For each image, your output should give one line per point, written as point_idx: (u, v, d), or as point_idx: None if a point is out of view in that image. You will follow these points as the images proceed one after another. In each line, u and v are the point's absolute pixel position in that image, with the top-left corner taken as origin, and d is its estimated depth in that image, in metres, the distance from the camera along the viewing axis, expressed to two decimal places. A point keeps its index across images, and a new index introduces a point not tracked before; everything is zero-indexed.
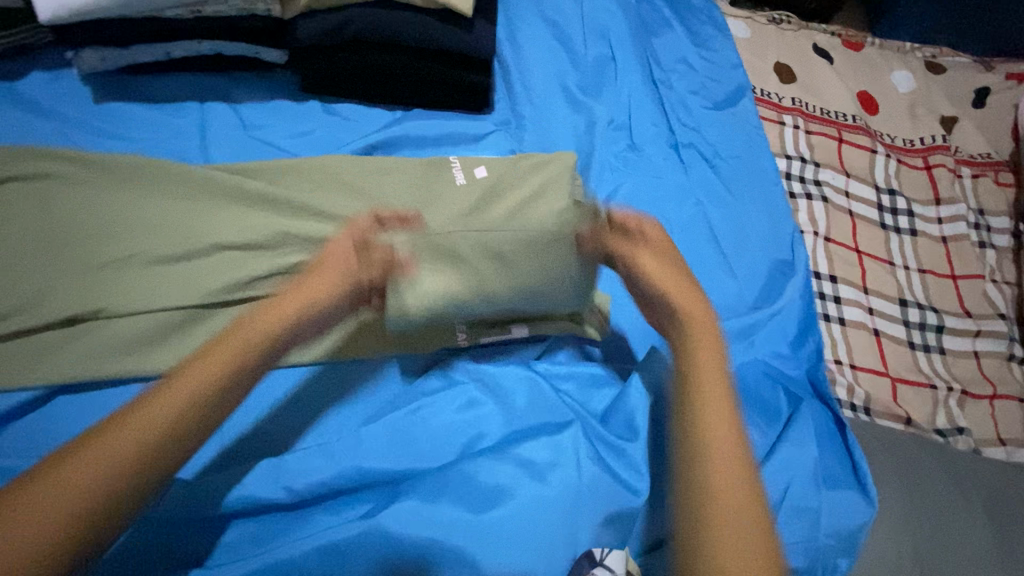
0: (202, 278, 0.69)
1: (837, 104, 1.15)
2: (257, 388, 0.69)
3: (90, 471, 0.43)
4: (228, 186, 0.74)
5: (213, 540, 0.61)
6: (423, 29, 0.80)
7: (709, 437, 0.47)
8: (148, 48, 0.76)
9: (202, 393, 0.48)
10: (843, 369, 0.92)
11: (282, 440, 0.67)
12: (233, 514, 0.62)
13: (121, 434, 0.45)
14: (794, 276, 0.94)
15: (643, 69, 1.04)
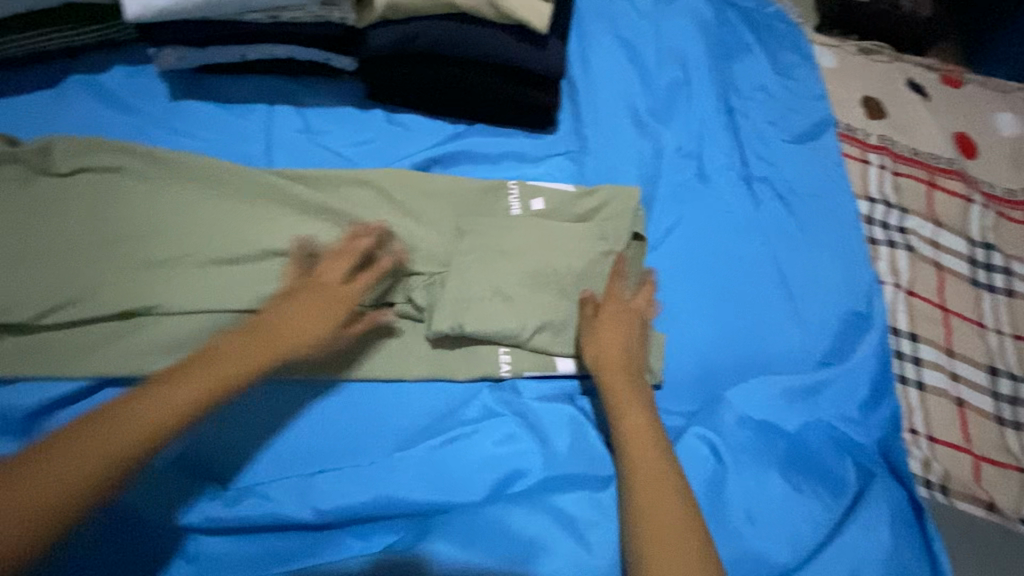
0: (253, 284, 0.68)
1: (930, 144, 1.06)
2: (296, 399, 0.68)
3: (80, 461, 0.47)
4: (287, 191, 0.74)
5: (237, 552, 0.60)
6: (495, 46, 0.77)
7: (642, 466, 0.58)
8: (224, 50, 0.77)
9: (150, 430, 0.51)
10: (918, 440, 0.84)
11: (314, 457, 0.65)
12: (256, 529, 0.60)
13: (102, 434, 0.49)
14: (870, 332, 0.86)
15: (718, 95, 0.98)
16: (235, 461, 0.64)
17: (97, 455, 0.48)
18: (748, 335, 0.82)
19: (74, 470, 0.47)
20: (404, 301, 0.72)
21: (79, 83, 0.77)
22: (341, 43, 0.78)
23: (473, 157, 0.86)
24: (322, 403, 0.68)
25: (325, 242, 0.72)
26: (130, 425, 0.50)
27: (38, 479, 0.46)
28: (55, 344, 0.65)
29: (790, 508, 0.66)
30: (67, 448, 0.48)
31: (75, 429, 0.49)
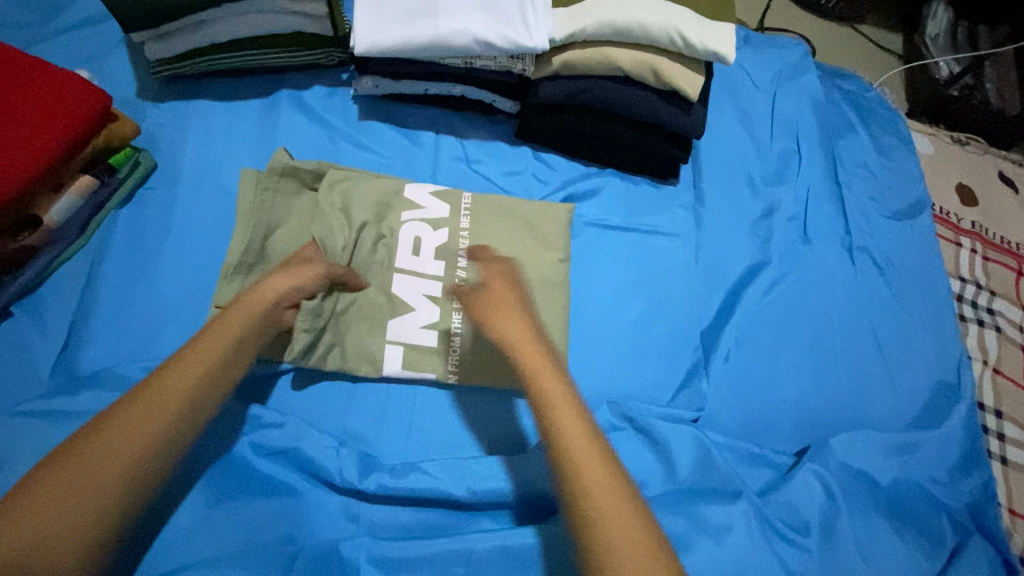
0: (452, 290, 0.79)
1: (1018, 235, 1.13)
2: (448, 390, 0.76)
3: (103, 464, 0.47)
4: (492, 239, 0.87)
5: (395, 517, 0.66)
6: (649, 106, 0.88)
7: (561, 426, 0.56)
8: (412, 84, 0.90)
9: (161, 425, 0.51)
10: (1001, 511, 0.88)
11: (464, 445, 0.73)
12: (415, 499, 0.67)
13: (118, 429, 0.49)
14: (960, 403, 0.91)
15: (826, 168, 1.07)
16: (395, 436, 0.73)
17: (115, 450, 0.48)
18: (845, 390, 0.88)
19: (91, 479, 0.46)
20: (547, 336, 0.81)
21: (287, 95, 0.89)
22: (512, 88, 0.91)
23: (607, 197, 0.96)
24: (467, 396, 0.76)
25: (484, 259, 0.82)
26: (135, 432, 0.50)
27: (51, 488, 0.45)
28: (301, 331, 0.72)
29: (894, 553, 0.71)
30: (72, 460, 0.47)
31: (86, 436, 0.49)
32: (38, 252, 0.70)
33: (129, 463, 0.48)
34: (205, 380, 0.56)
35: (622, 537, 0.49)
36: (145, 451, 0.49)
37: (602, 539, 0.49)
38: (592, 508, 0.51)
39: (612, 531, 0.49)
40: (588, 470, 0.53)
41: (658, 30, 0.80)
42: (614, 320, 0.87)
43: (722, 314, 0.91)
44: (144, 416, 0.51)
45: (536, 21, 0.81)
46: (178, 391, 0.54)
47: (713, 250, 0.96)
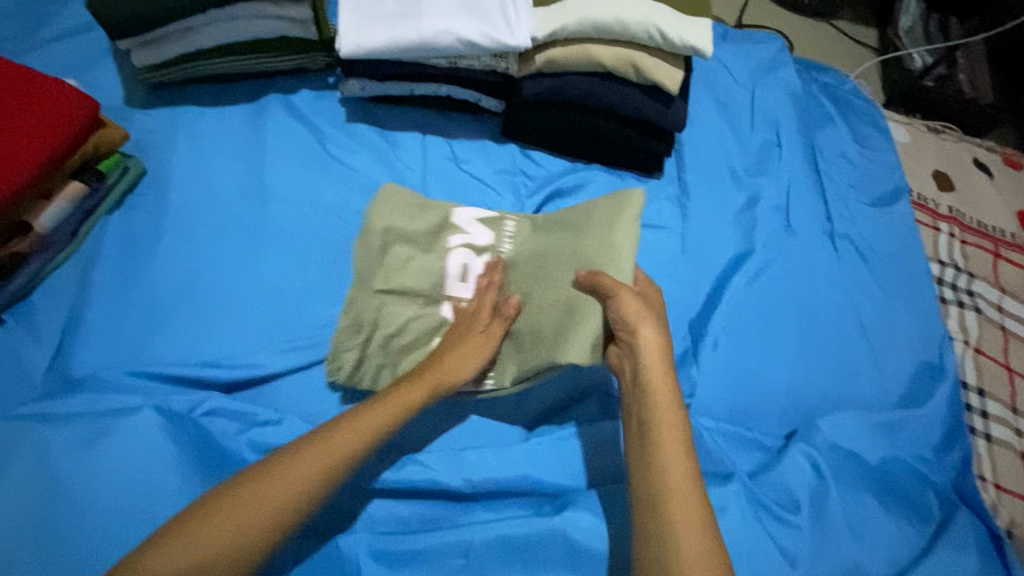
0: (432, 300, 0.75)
1: (995, 219, 1.16)
2: None
3: (228, 528, 0.50)
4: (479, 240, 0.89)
5: (393, 510, 0.67)
6: (631, 102, 0.90)
7: (659, 431, 0.57)
8: (398, 85, 0.90)
9: (317, 475, 0.54)
10: (986, 486, 0.90)
11: (459, 438, 0.74)
12: (412, 491, 0.68)
13: (255, 493, 0.52)
14: (942, 382, 0.93)
15: (806, 158, 1.09)
16: None
17: (248, 514, 0.50)
18: (832, 373, 0.90)
19: (218, 541, 0.49)
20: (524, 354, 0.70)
21: (274, 99, 0.90)
22: (496, 88, 0.92)
23: (592, 192, 0.97)
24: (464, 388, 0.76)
25: None
26: (269, 496, 0.52)
27: (203, 533, 0.49)
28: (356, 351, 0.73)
29: (884, 529, 0.72)
30: (214, 513, 0.50)
31: (234, 490, 0.52)
32: (28, 259, 0.71)
33: (281, 507, 0.52)
34: (377, 431, 0.58)
35: (696, 559, 0.49)
36: (292, 496, 0.52)
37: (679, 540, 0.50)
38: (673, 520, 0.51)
39: (684, 541, 0.50)
40: (677, 485, 0.53)
41: (637, 28, 0.82)
42: None
43: (710, 303, 0.93)
44: (301, 467, 0.54)
45: (518, 21, 0.82)
46: (311, 467, 0.54)
47: (699, 240, 0.97)
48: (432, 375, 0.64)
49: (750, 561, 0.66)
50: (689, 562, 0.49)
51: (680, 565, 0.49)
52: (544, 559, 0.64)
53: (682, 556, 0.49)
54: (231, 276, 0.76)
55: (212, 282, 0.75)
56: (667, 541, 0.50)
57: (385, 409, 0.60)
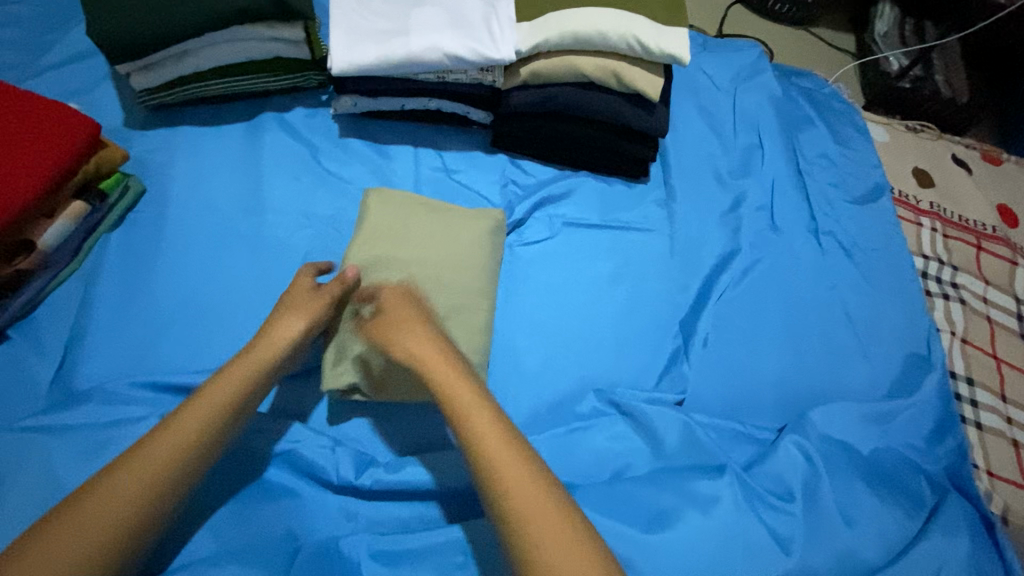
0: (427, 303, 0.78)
1: (976, 212, 1.18)
2: None
3: (94, 520, 0.49)
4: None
5: (393, 511, 0.68)
6: (613, 110, 0.93)
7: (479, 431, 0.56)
8: (390, 100, 0.94)
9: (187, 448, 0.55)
10: (980, 474, 0.92)
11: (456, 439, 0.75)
12: (411, 492, 0.69)
13: (118, 483, 0.52)
14: (931, 371, 0.95)
15: (788, 159, 1.12)
16: (389, 435, 0.75)
17: (117, 502, 0.51)
18: (821, 366, 0.92)
19: (86, 534, 0.49)
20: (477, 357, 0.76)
21: (269, 117, 0.93)
22: (483, 100, 0.95)
23: (580, 197, 1.00)
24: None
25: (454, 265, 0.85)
26: (132, 484, 0.52)
27: (65, 531, 0.48)
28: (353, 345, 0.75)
29: (877, 515, 0.73)
30: (71, 510, 0.50)
31: (93, 486, 0.51)
32: (33, 276, 0.73)
33: (139, 500, 0.52)
34: (225, 406, 0.59)
35: (542, 520, 0.51)
36: (153, 480, 0.53)
37: (517, 513, 0.51)
38: (505, 492, 0.52)
39: (528, 508, 0.51)
40: (503, 456, 0.54)
41: (617, 38, 0.86)
42: (596, 314, 0.90)
43: (699, 301, 0.94)
44: (155, 449, 0.54)
45: (503, 35, 0.86)
46: (168, 450, 0.55)
47: (687, 241, 1.00)
48: (269, 343, 0.66)
49: (747, 550, 0.67)
50: (535, 528, 0.50)
51: (529, 537, 0.50)
52: None
53: (526, 526, 0.51)
54: (233, 287, 0.78)
55: (213, 294, 0.77)
56: (512, 513, 0.51)
57: (223, 387, 0.60)
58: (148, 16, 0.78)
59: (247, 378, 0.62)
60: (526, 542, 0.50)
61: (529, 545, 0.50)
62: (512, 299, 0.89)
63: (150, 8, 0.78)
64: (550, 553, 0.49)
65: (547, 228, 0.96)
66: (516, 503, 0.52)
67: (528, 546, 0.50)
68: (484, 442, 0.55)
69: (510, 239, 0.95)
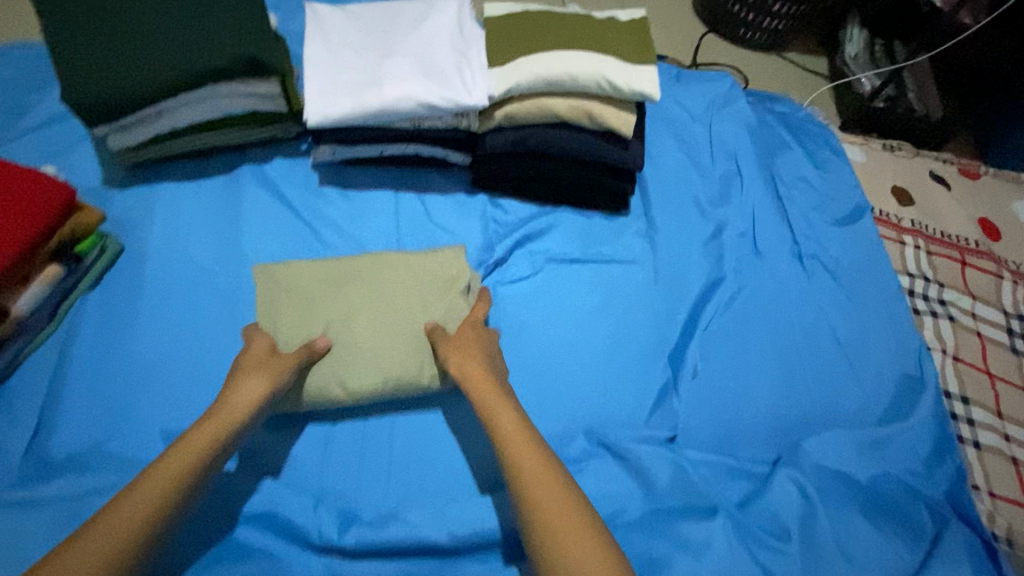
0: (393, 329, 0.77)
1: (958, 228, 1.19)
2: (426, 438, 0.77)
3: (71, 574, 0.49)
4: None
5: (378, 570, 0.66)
6: (590, 147, 0.94)
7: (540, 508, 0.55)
8: (368, 147, 0.94)
9: (161, 495, 0.56)
10: (981, 495, 0.89)
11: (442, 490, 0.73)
12: (397, 550, 0.67)
13: (101, 531, 0.52)
14: (923, 393, 0.94)
15: (767, 185, 1.13)
16: (373, 487, 0.73)
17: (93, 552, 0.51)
18: (813, 392, 0.91)
19: None
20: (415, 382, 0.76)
21: (248, 169, 0.94)
22: (461, 142, 0.96)
23: (562, 232, 1.00)
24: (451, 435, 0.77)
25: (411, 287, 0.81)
26: (109, 536, 0.52)
27: None
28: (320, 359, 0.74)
29: (874, 550, 0.72)
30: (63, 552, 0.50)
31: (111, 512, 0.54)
32: (7, 343, 0.72)
33: (109, 551, 0.51)
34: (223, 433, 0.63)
35: (573, 550, 0.52)
36: (152, 503, 0.55)
37: (552, 539, 0.53)
38: (542, 521, 0.54)
39: (565, 536, 0.53)
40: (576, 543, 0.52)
41: (585, 79, 0.87)
42: (583, 351, 0.89)
43: (686, 333, 0.94)
44: (139, 494, 0.55)
45: (475, 81, 0.87)
46: (146, 496, 0.55)
47: (669, 271, 1.00)
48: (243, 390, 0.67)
49: None
50: (567, 547, 0.52)
51: (564, 555, 0.51)
52: None
53: (556, 548, 0.52)
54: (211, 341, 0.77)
55: (196, 351, 0.76)
56: (549, 540, 0.53)
57: (202, 434, 0.62)
58: (121, 80, 0.78)
59: (237, 402, 0.66)
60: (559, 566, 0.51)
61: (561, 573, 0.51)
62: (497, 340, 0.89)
63: (122, 72, 0.78)
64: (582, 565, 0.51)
65: (531, 265, 0.96)
66: (554, 522, 0.54)
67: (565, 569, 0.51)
68: (523, 472, 0.58)
69: (493, 279, 0.94)
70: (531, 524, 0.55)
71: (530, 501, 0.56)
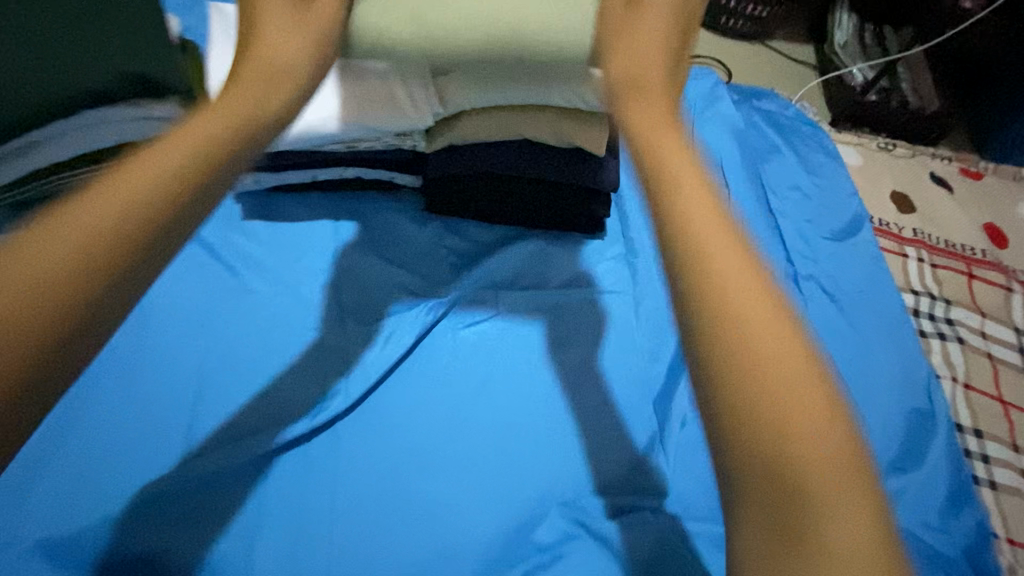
0: (504, 22, 0.63)
1: (962, 235, 1.09)
2: (378, 505, 0.68)
3: None
4: (409, 334, 0.78)
5: None
6: (556, 168, 0.82)
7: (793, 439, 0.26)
8: (298, 173, 0.81)
9: (62, 276, 0.26)
10: (1002, 545, 0.80)
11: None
12: None
13: None
14: (935, 432, 0.84)
15: (757, 197, 1.03)
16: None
17: None
18: None
19: None
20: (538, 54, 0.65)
21: None
22: (408, 163, 0.84)
23: (528, 261, 0.88)
24: (403, 516, 0.67)
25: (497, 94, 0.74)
26: None
27: None
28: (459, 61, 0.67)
29: None
30: None
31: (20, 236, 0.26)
32: None
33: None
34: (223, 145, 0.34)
35: (842, 522, 0.25)
36: (125, 233, 0.28)
37: (791, 459, 0.26)
38: (745, 386, 0.28)
39: (771, 396, 0.27)
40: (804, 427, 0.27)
41: (566, 66, 0.68)
42: (558, 403, 0.78)
43: (672, 376, 0.83)
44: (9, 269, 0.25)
45: (414, 93, 0.74)
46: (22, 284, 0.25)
47: (652, 302, 0.88)
48: (185, 135, 0.33)
49: None
50: (803, 477, 0.26)
51: (798, 481, 0.26)
52: None
53: (802, 481, 0.26)
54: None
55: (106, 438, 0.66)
56: (768, 401, 0.27)
57: (136, 175, 0.30)
58: None
59: (268, 99, 0.39)
60: (786, 476, 0.26)
61: (750, 493, 0.26)
62: (458, 394, 0.77)
63: None
64: (833, 534, 0.25)
65: (495, 302, 0.84)
66: (766, 416, 0.27)
67: (797, 479, 0.26)
68: (713, 252, 0.31)
69: (452, 321, 0.82)
70: (727, 417, 0.27)
71: (727, 398, 0.28)
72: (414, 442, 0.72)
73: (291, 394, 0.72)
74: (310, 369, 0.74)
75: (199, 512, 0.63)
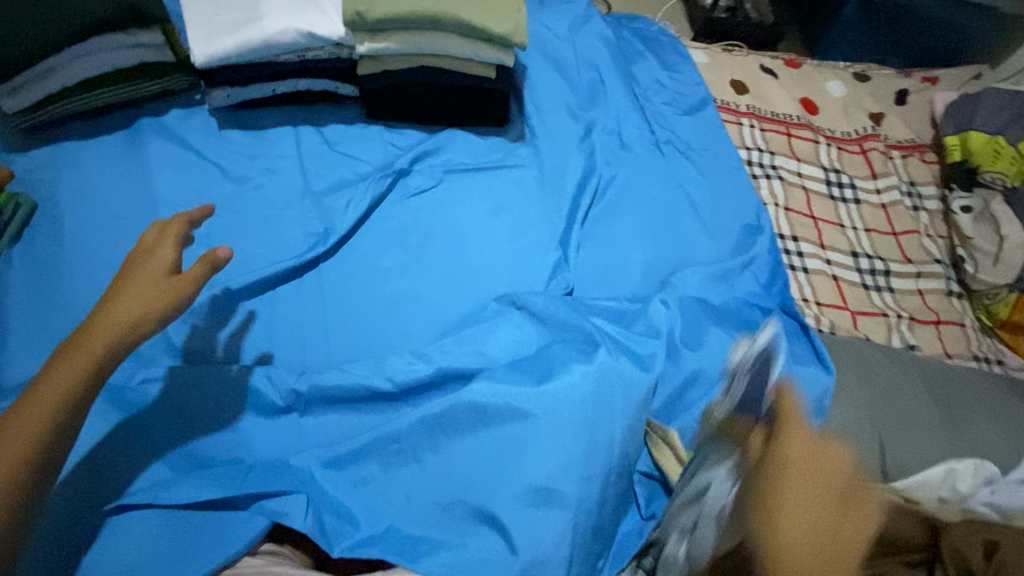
0: (463, 7, 1.01)
1: (785, 107, 1.42)
2: (369, 301, 0.92)
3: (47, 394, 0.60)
4: (365, 199, 1.02)
5: (315, 424, 0.77)
6: (458, 77, 1.09)
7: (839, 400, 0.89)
8: (260, 87, 1.04)
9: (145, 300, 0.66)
10: (810, 305, 1.13)
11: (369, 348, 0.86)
12: (327, 404, 0.78)
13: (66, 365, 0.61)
14: (763, 236, 1.16)
15: (627, 89, 1.31)
16: (316, 352, 0.85)
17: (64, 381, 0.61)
18: (673, 246, 1.10)
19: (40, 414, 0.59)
20: (480, 44, 1.05)
21: (148, 125, 1.01)
22: (348, 74, 1.08)
23: (452, 147, 1.13)
24: (376, 309, 0.91)
25: (453, 57, 1.06)
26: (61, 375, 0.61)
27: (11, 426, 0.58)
28: (436, 45, 1.04)
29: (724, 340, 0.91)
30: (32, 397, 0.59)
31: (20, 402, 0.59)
32: None
33: (57, 413, 0.59)
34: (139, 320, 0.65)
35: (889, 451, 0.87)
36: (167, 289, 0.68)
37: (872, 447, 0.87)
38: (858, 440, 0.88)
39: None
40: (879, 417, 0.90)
41: (485, 25, 1.02)
42: (487, 237, 1.03)
43: (573, 214, 1.10)
44: (95, 337, 0.63)
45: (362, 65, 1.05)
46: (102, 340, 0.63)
47: (553, 164, 1.16)
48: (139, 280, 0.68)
49: (626, 386, 0.77)
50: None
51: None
52: (456, 421, 0.74)
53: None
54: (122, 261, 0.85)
55: None
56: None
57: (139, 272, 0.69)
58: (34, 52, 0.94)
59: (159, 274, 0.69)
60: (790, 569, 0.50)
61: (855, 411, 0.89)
62: (409, 240, 1.01)
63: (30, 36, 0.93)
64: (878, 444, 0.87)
65: (431, 176, 1.08)
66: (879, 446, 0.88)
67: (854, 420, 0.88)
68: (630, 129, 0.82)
69: (398, 191, 1.06)
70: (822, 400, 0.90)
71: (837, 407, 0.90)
72: (379, 271, 0.96)
73: (280, 246, 0.95)
74: (288, 231, 0.97)
75: (205, 324, 0.84)
